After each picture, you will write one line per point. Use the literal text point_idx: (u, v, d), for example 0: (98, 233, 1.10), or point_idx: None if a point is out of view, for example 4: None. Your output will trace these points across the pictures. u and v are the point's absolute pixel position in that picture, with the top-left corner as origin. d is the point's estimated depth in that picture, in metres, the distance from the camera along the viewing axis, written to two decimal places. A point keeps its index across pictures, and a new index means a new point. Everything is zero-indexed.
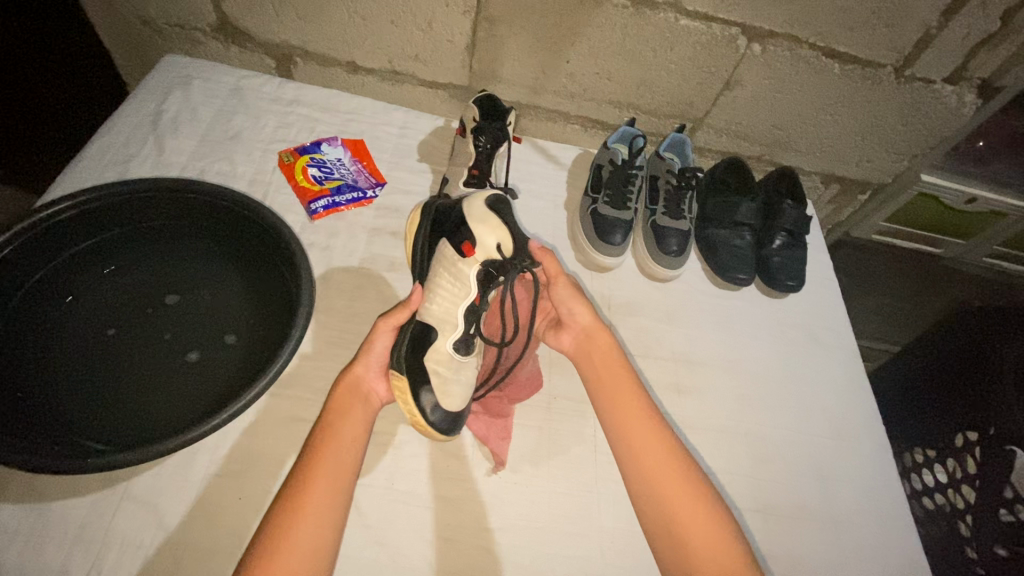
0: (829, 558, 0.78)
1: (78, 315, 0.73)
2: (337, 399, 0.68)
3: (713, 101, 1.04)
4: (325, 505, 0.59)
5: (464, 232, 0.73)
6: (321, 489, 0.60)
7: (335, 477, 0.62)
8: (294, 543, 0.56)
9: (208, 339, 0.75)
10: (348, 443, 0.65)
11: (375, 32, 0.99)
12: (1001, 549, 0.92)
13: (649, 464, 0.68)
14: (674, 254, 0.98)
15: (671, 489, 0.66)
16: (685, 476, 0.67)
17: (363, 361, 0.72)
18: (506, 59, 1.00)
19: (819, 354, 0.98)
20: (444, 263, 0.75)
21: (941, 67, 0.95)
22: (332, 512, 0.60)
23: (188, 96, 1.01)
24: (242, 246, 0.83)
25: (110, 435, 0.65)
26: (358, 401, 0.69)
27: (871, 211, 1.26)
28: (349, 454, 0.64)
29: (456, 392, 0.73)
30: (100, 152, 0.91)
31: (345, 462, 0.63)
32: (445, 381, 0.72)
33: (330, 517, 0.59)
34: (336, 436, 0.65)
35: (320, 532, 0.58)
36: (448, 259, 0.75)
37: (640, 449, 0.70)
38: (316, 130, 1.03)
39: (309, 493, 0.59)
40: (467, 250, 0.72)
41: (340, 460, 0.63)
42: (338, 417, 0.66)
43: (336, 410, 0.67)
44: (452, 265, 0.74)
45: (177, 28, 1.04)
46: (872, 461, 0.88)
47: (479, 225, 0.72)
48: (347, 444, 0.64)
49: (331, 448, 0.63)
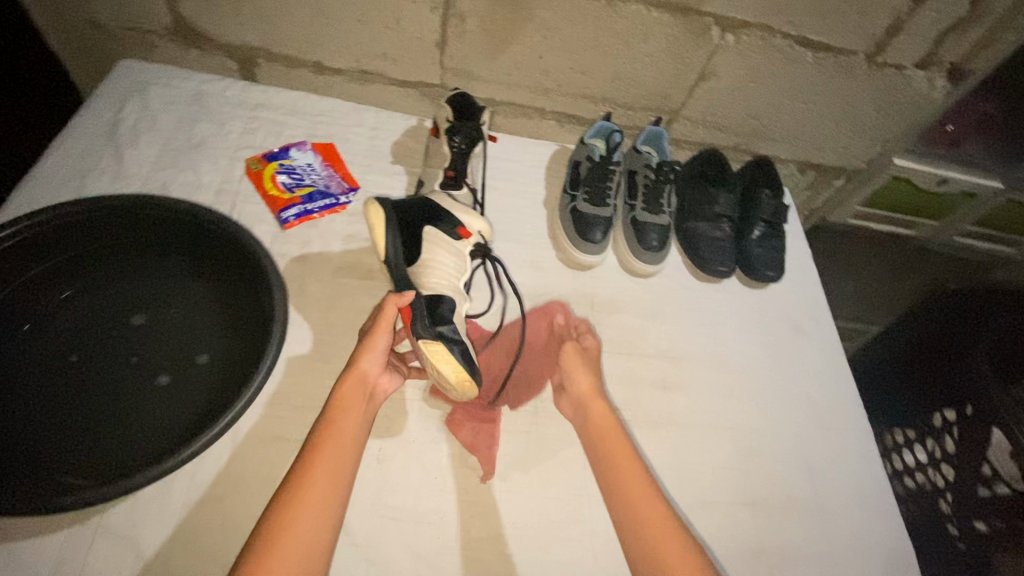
0: (816, 547, 0.79)
1: (37, 343, 0.70)
2: (344, 392, 0.68)
3: (689, 93, 1.03)
4: (323, 503, 0.58)
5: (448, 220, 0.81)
6: (321, 487, 0.59)
7: (338, 470, 0.61)
8: (294, 534, 0.55)
9: (177, 362, 0.72)
10: (348, 443, 0.64)
11: (341, 31, 0.96)
12: (980, 524, 0.94)
13: (647, 524, 0.65)
14: (655, 249, 0.97)
15: (670, 550, 0.62)
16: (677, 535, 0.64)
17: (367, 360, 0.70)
18: (479, 56, 0.98)
19: (800, 343, 0.99)
20: (439, 243, 0.80)
21: (912, 53, 0.95)
22: (332, 505, 0.59)
23: (146, 103, 0.97)
24: (210, 259, 0.81)
25: (83, 469, 0.63)
26: (363, 394, 0.69)
27: (846, 196, 1.26)
28: (350, 449, 0.64)
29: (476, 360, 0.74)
30: (55, 166, 0.87)
31: (346, 456, 0.63)
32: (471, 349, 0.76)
33: (329, 511, 0.58)
34: (339, 429, 0.65)
35: (319, 526, 0.57)
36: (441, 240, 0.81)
37: (641, 515, 0.66)
38: (284, 134, 1.00)
39: (313, 485, 0.59)
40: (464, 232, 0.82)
41: (342, 455, 0.63)
42: (340, 413, 0.66)
43: (342, 402, 0.67)
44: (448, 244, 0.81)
45: (130, 31, 0.99)
46: (856, 448, 0.89)
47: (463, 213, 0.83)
48: (347, 444, 0.64)
49: (334, 440, 0.63)
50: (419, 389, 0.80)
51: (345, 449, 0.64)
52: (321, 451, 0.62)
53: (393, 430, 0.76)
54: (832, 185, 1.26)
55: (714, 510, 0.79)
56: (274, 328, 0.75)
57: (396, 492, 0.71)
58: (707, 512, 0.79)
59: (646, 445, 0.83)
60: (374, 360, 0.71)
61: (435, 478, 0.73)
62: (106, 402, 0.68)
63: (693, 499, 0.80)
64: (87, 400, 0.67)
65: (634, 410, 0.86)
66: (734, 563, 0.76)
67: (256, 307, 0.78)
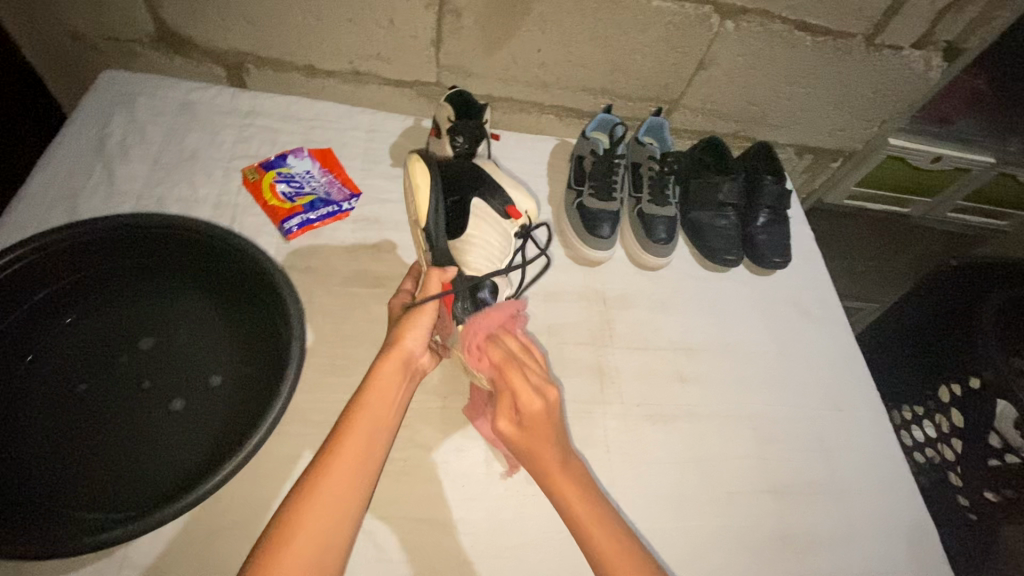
0: (839, 529, 0.80)
1: (47, 374, 0.68)
2: (382, 371, 0.66)
3: (688, 82, 1.02)
4: (339, 493, 0.56)
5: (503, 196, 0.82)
6: (341, 474, 0.58)
7: (362, 458, 0.59)
8: (310, 525, 0.54)
9: (196, 387, 0.71)
10: (377, 428, 0.62)
11: (333, 32, 0.93)
12: (990, 494, 0.96)
13: (608, 558, 0.59)
14: (663, 242, 0.96)
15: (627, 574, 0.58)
16: (645, 563, 0.59)
17: (412, 335, 0.69)
18: (475, 53, 0.96)
19: (811, 328, 0.99)
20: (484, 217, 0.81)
21: (908, 34, 0.96)
22: (352, 493, 0.57)
23: (133, 116, 0.94)
24: (214, 277, 0.79)
25: (106, 503, 0.62)
26: (399, 376, 0.67)
27: (843, 177, 1.27)
28: (380, 435, 0.62)
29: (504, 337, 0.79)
30: (43, 186, 0.84)
31: (373, 443, 0.61)
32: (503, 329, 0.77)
33: (349, 500, 0.57)
34: (368, 411, 0.63)
35: (337, 516, 0.55)
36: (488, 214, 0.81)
37: (603, 548, 0.60)
38: (279, 141, 0.97)
39: (332, 471, 0.57)
40: (514, 212, 0.82)
41: (371, 440, 0.61)
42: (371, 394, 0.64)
43: (375, 381, 0.65)
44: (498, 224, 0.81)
45: (112, 41, 0.95)
46: (871, 430, 0.90)
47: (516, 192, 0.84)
48: (376, 429, 0.62)
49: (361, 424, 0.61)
50: (439, 397, 0.79)
51: (373, 434, 0.61)
52: (347, 437, 0.60)
53: (416, 439, 0.75)
54: (829, 167, 1.26)
55: (739, 500, 0.80)
56: (293, 346, 0.72)
57: (424, 501, 0.71)
58: (732, 502, 0.79)
59: (667, 439, 0.83)
60: (417, 339, 0.69)
61: (462, 485, 0.73)
62: (124, 433, 0.66)
63: (718, 489, 0.80)
64: (104, 432, 0.66)
65: (653, 405, 0.85)
66: (763, 551, 0.77)
67: (272, 327, 0.76)
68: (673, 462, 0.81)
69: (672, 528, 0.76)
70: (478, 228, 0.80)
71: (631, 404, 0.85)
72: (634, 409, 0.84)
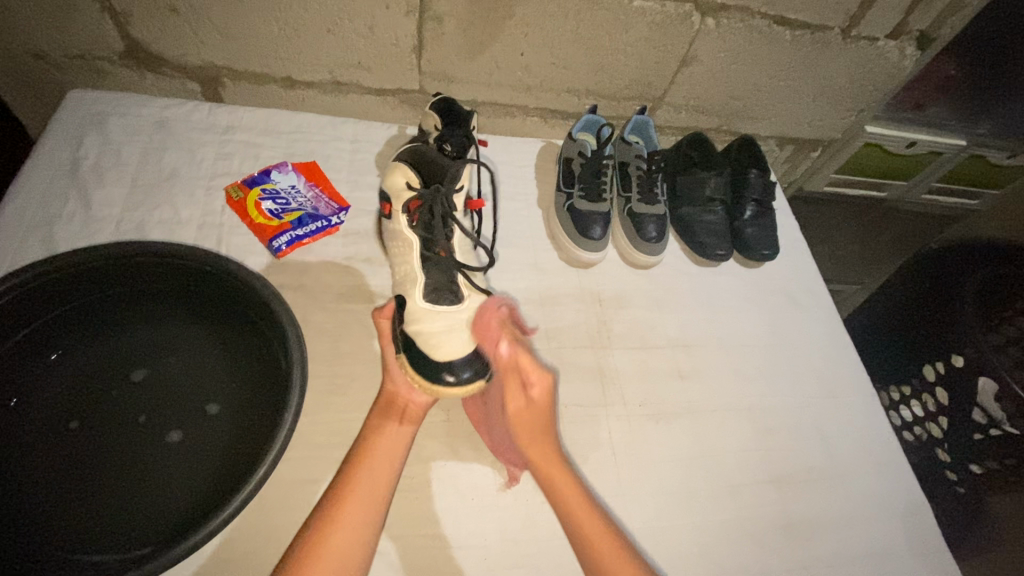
0: (841, 514, 0.82)
1: (38, 415, 0.66)
2: (377, 413, 0.70)
3: (671, 79, 1.03)
4: (355, 523, 0.60)
5: (385, 197, 0.83)
6: (355, 506, 0.61)
7: (372, 496, 0.63)
8: (330, 551, 0.58)
9: (197, 419, 0.69)
10: (386, 459, 0.66)
11: (312, 43, 0.91)
12: (975, 467, 1.01)
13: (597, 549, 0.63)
14: (654, 240, 0.97)
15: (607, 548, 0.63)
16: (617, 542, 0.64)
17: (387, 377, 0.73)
18: (458, 58, 0.95)
19: (802, 318, 1.01)
20: (391, 237, 0.81)
21: (883, 25, 0.98)
22: (365, 528, 0.61)
23: (106, 136, 0.91)
24: (205, 302, 0.78)
25: (112, 544, 0.60)
26: (396, 414, 0.70)
27: (823, 164, 1.29)
28: (387, 476, 0.65)
29: (452, 340, 0.70)
30: (15, 216, 0.80)
31: (382, 478, 0.64)
32: (433, 335, 0.70)
33: (365, 527, 0.61)
34: (378, 448, 0.66)
35: (350, 553, 0.59)
36: (388, 230, 0.81)
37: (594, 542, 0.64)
38: (261, 157, 0.95)
39: (344, 511, 0.61)
40: (390, 210, 0.80)
41: (382, 477, 0.64)
42: (378, 427, 0.68)
43: (370, 420, 0.69)
44: (393, 230, 0.80)
45: (78, 59, 0.91)
46: (865, 414, 0.92)
47: (388, 184, 0.82)
48: (384, 460, 0.66)
49: (371, 461, 0.65)
50: (442, 410, 0.79)
51: (384, 472, 0.65)
52: (357, 473, 0.64)
53: (423, 455, 0.74)
54: (809, 156, 1.28)
55: (745, 492, 0.81)
56: (294, 369, 0.71)
57: (435, 518, 0.70)
58: (739, 495, 0.81)
59: (671, 437, 0.84)
60: (396, 379, 0.73)
61: (471, 498, 0.73)
62: (125, 471, 0.65)
63: (724, 484, 0.81)
64: (104, 472, 0.64)
65: (654, 404, 0.86)
66: (768, 539, 0.78)
67: (272, 351, 0.75)
68: (675, 459, 0.82)
69: (681, 524, 0.77)
70: (394, 250, 0.81)
71: (633, 404, 0.85)
72: (637, 410, 0.85)
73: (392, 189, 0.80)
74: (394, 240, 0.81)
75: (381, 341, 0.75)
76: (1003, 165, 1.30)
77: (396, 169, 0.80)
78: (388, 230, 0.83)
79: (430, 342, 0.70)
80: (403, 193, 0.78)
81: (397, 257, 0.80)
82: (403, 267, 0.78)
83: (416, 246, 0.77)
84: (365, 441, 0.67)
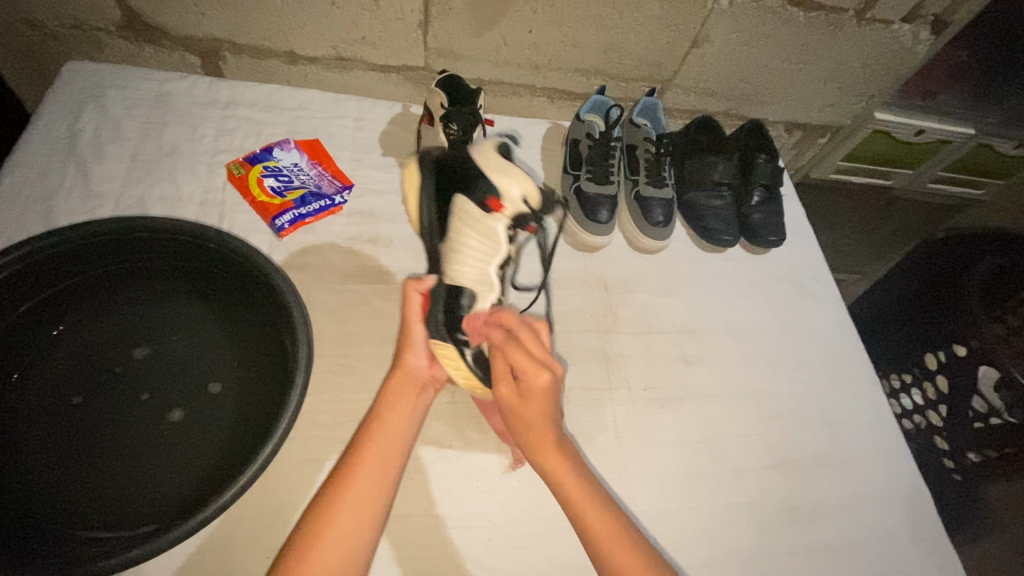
0: (842, 497, 0.83)
1: (39, 393, 0.65)
2: (390, 388, 0.67)
3: (682, 60, 1.01)
4: (363, 505, 0.58)
5: (487, 185, 0.71)
6: (363, 488, 0.59)
7: (379, 476, 0.60)
8: (337, 536, 0.56)
9: (200, 398, 0.69)
10: (394, 440, 0.63)
11: (315, 16, 0.88)
12: (973, 455, 1.00)
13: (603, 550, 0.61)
14: (661, 224, 0.96)
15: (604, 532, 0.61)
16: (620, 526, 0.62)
17: (413, 353, 0.70)
18: (464, 36, 0.93)
19: (804, 304, 1.01)
20: (469, 221, 0.73)
21: (899, 7, 0.96)
22: (373, 508, 0.59)
23: (105, 110, 0.89)
24: (208, 280, 0.77)
25: (117, 522, 0.60)
26: (410, 392, 0.68)
27: (830, 151, 1.27)
28: (395, 453, 0.63)
29: None
30: (12, 190, 0.79)
31: (389, 458, 0.62)
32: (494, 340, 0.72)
33: (373, 510, 0.59)
34: (382, 428, 0.64)
35: (359, 533, 0.57)
36: (471, 215, 0.72)
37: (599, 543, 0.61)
38: (263, 133, 0.93)
39: (352, 490, 0.59)
40: (496, 206, 0.72)
41: (386, 456, 0.62)
42: (388, 407, 0.66)
43: (385, 399, 0.67)
44: (479, 222, 0.72)
45: (75, 30, 0.89)
46: (868, 400, 0.93)
47: (504, 178, 0.71)
48: (393, 441, 0.63)
49: (379, 442, 0.63)
50: (448, 391, 0.78)
51: (387, 452, 0.62)
52: (365, 454, 0.61)
53: (427, 436, 0.74)
54: (816, 143, 1.26)
55: (746, 476, 0.82)
56: (300, 350, 0.70)
57: (439, 498, 0.70)
58: (742, 480, 0.81)
59: (674, 422, 0.84)
60: (421, 357, 0.70)
61: (476, 479, 0.72)
62: (127, 449, 0.64)
63: (728, 468, 0.82)
64: (108, 448, 0.64)
65: (659, 388, 0.86)
66: (770, 520, 0.79)
67: (277, 328, 0.74)
68: (679, 443, 0.82)
69: (683, 508, 0.77)
70: (462, 234, 0.73)
71: (637, 388, 0.85)
72: (641, 395, 0.85)
73: (515, 195, 0.71)
74: (474, 229, 0.73)
75: (409, 317, 0.70)
76: (1011, 155, 1.28)
77: (521, 175, 0.71)
78: (463, 205, 0.73)
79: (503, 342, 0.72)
80: (521, 206, 0.72)
81: (470, 246, 0.73)
82: (473, 264, 0.73)
83: (503, 254, 0.74)
84: (369, 421, 0.65)
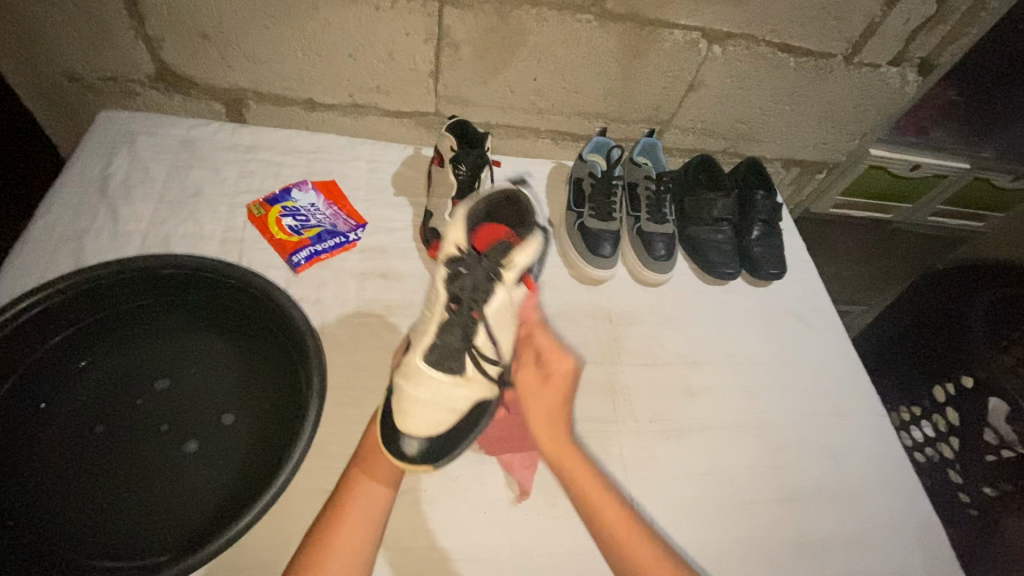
0: (854, 533, 0.82)
1: (64, 422, 0.68)
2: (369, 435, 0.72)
3: (679, 103, 1.06)
4: (352, 542, 0.62)
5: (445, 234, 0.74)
6: (351, 525, 0.63)
7: (367, 512, 0.64)
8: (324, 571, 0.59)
9: (213, 429, 0.71)
10: (380, 479, 0.67)
11: (333, 67, 0.95)
12: (989, 489, 0.98)
13: (603, 516, 0.69)
14: (663, 259, 0.99)
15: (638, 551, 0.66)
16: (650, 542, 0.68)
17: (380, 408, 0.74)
18: (472, 84, 0.98)
19: (808, 335, 1.02)
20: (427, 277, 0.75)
21: (885, 52, 1.01)
22: (361, 545, 0.62)
23: (135, 155, 0.94)
24: (226, 315, 0.80)
25: (130, 552, 0.61)
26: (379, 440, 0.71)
27: (828, 186, 1.31)
28: (382, 490, 0.66)
29: (416, 413, 0.68)
30: (45, 230, 0.84)
31: (376, 497, 0.66)
32: (409, 400, 0.68)
33: (361, 547, 0.62)
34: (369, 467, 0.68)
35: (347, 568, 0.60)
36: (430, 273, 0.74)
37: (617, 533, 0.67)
38: (281, 175, 0.98)
39: (342, 526, 0.62)
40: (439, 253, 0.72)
41: (348, 562, 0.60)
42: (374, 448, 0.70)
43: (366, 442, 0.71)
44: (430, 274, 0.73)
45: (110, 81, 0.96)
46: (876, 433, 0.93)
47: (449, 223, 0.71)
48: (379, 479, 0.67)
49: (369, 479, 0.67)
50: None
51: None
52: (354, 492, 0.65)
53: (435, 469, 0.75)
54: (814, 178, 1.30)
55: (754, 510, 0.81)
56: (312, 382, 0.72)
57: (446, 531, 0.71)
58: (750, 513, 0.81)
59: (681, 453, 0.84)
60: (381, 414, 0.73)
61: (484, 512, 0.73)
62: (144, 478, 0.66)
63: (734, 499, 0.82)
64: (124, 478, 0.66)
65: (664, 420, 0.87)
66: (785, 562, 0.78)
67: (290, 360, 0.77)
68: (688, 476, 0.82)
69: (691, 544, 0.77)
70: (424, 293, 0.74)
71: (643, 420, 0.86)
72: (647, 427, 0.86)
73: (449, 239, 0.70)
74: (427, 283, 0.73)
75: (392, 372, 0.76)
76: (1006, 188, 1.31)
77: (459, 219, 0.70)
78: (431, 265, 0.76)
79: (402, 406, 0.68)
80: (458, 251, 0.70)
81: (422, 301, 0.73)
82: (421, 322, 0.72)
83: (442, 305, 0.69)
84: (358, 460, 0.69)
